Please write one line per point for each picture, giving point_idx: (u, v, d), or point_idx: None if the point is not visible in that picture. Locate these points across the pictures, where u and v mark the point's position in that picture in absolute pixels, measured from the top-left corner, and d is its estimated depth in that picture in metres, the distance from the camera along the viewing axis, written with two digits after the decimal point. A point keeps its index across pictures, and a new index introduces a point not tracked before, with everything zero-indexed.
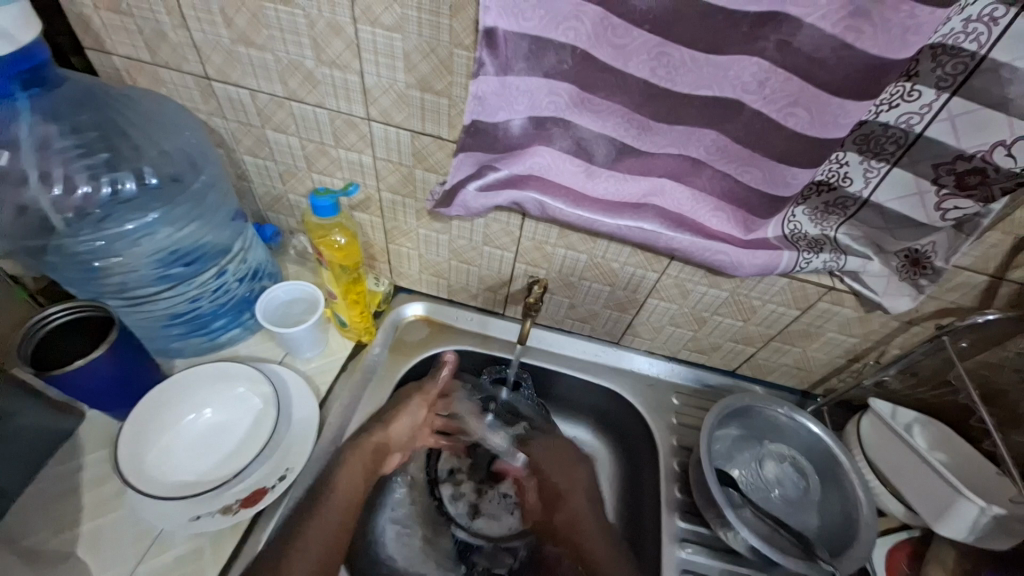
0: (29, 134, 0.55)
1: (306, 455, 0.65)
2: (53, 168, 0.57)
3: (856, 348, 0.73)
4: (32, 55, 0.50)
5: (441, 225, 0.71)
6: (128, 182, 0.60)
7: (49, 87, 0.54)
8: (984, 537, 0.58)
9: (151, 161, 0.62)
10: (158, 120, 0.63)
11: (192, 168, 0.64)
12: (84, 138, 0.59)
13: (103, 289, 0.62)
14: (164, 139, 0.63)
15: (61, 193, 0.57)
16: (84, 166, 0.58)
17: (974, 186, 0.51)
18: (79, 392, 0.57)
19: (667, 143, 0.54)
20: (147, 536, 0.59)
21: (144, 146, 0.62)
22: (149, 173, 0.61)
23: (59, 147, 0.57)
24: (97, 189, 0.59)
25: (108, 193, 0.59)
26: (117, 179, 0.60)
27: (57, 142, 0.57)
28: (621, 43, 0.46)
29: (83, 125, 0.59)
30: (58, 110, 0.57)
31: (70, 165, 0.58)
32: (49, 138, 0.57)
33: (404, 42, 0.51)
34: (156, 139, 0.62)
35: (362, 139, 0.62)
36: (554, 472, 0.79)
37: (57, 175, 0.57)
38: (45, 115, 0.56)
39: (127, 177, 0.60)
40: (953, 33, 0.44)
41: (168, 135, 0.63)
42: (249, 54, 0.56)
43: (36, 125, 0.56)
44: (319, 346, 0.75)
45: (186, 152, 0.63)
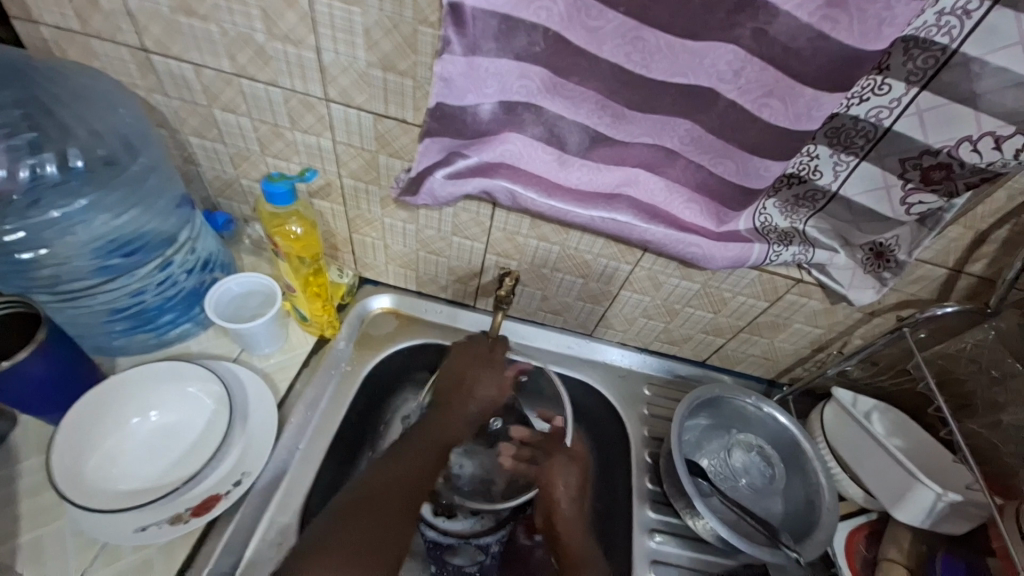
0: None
1: (263, 457, 0.61)
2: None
3: (821, 339, 0.75)
4: None
5: (408, 215, 0.68)
6: (51, 166, 0.54)
7: None
8: (938, 520, 0.61)
9: (77, 142, 0.56)
10: (91, 96, 0.57)
11: (128, 150, 0.58)
12: (6, 117, 0.53)
13: (32, 284, 0.57)
14: (95, 117, 0.57)
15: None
16: (3, 147, 0.52)
17: (939, 181, 0.52)
18: (10, 396, 0.53)
19: (641, 133, 0.53)
20: (92, 546, 0.55)
21: (72, 125, 0.56)
22: (75, 155, 0.56)
23: None
24: (14, 172, 0.53)
25: (28, 177, 0.53)
26: (39, 163, 0.54)
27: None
28: (595, 25, 0.44)
29: (3, 102, 0.53)
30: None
31: None
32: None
33: (364, 16, 0.47)
34: (86, 116, 0.56)
35: (320, 121, 0.57)
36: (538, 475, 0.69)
37: None
38: None
39: (48, 159, 0.54)
40: (925, 26, 0.44)
41: (101, 114, 0.57)
42: (191, 25, 0.51)
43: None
44: (278, 342, 0.71)
45: (121, 132, 0.58)
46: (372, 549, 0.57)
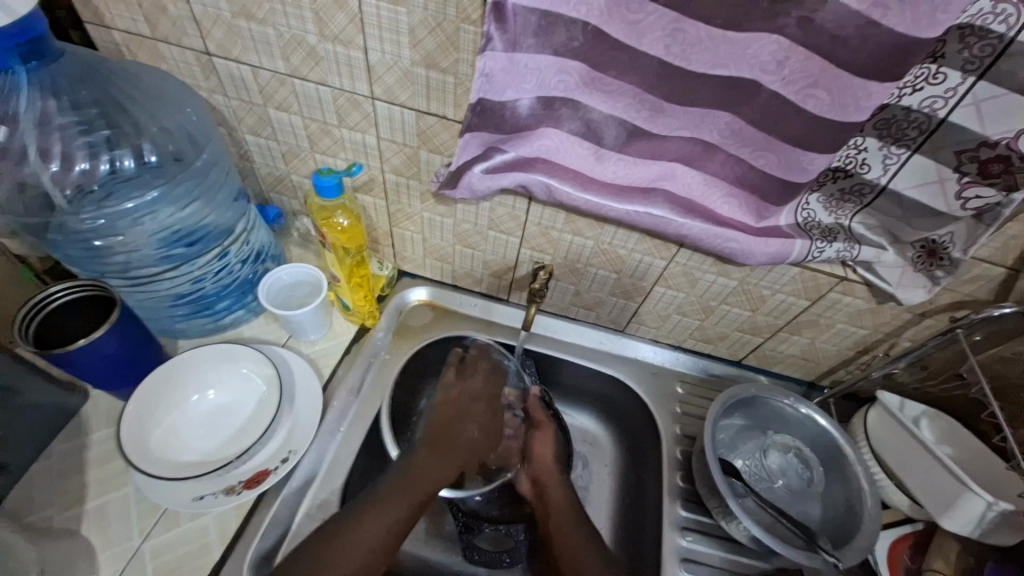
0: (28, 108, 0.54)
1: (309, 437, 0.64)
2: (53, 145, 0.56)
3: (866, 340, 0.72)
4: (31, 27, 0.49)
5: (446, 209, 0.70)
6: (127, 160, 0.60)
7: (48, 60, 0.52)
8: (988, 531, 0.57)
9: (150, 138, 0.61)
10: (158, 96, 0.61)
11: (193, 146, 0.63)
12: (84, 114, 0.58)
13: (106, 269, 0.62)
14: (164, 115, 0.61)
15: (59, 170, 0.57)
16: (85, 143, 0.58)
17: (998, 174, 0.49)
18: (85, 370, 0.57)
19: (680, 126, 0.53)
20: (155, 511, 0.60)
21: (144, 122, 0.61)
22: (148, 151, 0.61)
23: (60, 123, 0.56)
24: (95, 166, 0.59)
25: (107, 171, 0.59)
26: (115, 157, 0.59)
27: (57, 117, 0.56)
28: (634, 19, 0.45)
29: (83, 101, 0.58)
30: (59, 83, 0.55)
31: (69, 141, 0.57)
32: (48, 113, 0.56)
33: (409, 16, 0.49)
34: (156, 115, 0.61)
35: (366, 118, 0.60)
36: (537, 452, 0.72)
37: (57, 151, 0.57)
38: (45, 89, 0.54)
39: (125, 154, 0.60)
40: (981, 14, 0.42)
41: (169, 112, 0.61)
42: (250, 29, 0.55)
43: (34, 101, 0.54)
44: (323, 329, 0.75)
45: (187, 129, 0.62)
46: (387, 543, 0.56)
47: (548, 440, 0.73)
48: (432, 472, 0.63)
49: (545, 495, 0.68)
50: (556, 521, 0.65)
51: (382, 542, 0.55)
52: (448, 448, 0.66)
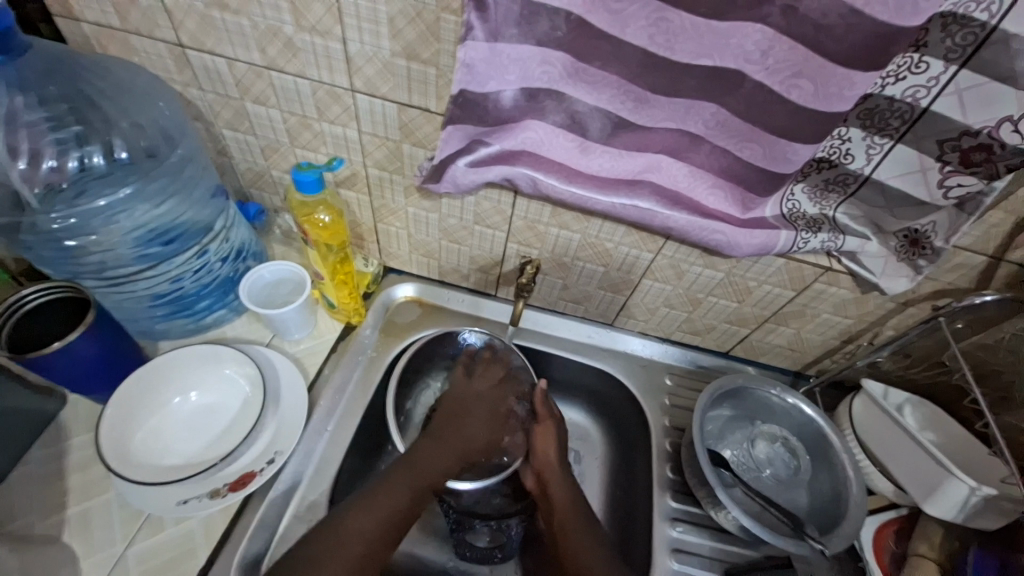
0: None
1: (295, 437, 0.63)
2: (22, 143, 0.55)
3: (851, 329, 0.73)
4: None
5: (431, 204, 0.69)
6: (97, 157, 0.58)
7: (15, 55, 0.50)
8: (971, 514, 0.59)
9: (121, 134, 0.59)
10: (130, 90, 0.59)
11: (168, 142, 0.61)
12: (53, 110, 0.56)
13: (80, 270, 0.60)
14: (138, 111, 0.59)
15: (28, 167, 0.55)
16: (54, 140, 0.56)
17: (979, 163, 0.50)
18: (61, 374, 0.55)
19: (665, 117, 0.52)
20: (137, 517, 0.58)
21: (115, 117, 0.59)
22: (119, 147, 0.59)
23: (28, 120, 0.54)
24: (64, 163, 0.57)
25: (76, 167, 0.58)
26: (85, 154, 0.58)
27: (26, 114, 0.54)
28: (618, 8, 0.44)
29: (51, 96, 0.56)
30: (25, 78, 0.53)
31: (38, 139, 0.55)
32: (17, 109, 0.54)
33: (388, 6, 0.48)
34: (128, 111, 0.59)
35: (346, 112, 0.59)
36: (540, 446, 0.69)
37: (25, 150, 0.55)
38: (11, 84, 0.52)
39: (95, 151, 0.58)
40: (963, 2, 0.42)
41: (142, 107, 0.60)
42: (224, 20, 0.53)
43: (2, 97, 0.52)
44: (307, 328, 0.73)
45: (162, 124, 0.60)
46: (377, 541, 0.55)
47: (550, 435, 0.70)
48: (429, 463, 0.62)
49: (550, 493, 0.66)
50: (561, 520, 0.63)
51: (374, 540, 0.54)
52: (442, 441, 0.65)
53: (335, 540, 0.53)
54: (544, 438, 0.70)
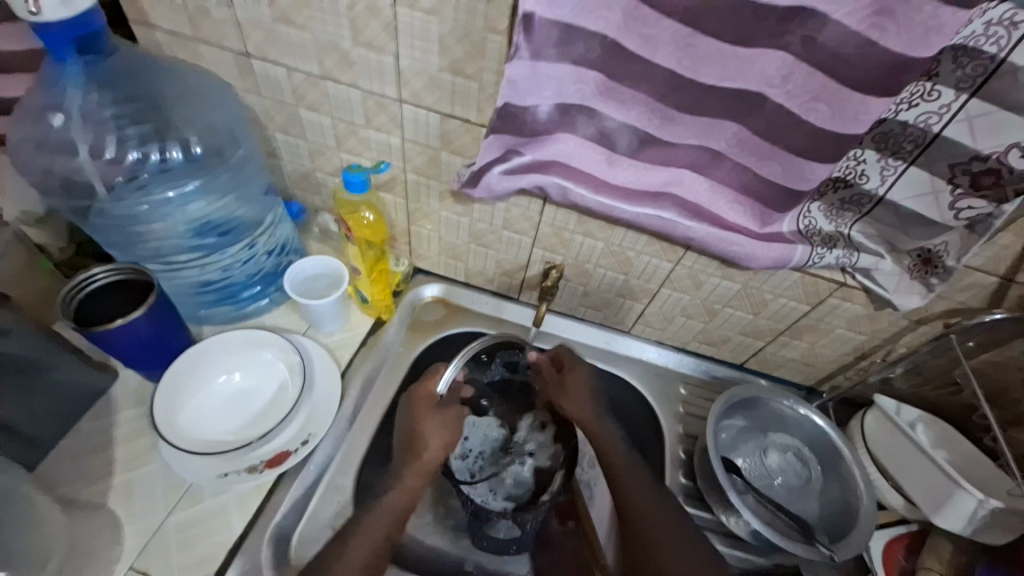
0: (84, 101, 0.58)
1: (326, 423, 0.66)
2: (106, 135, 0.60)
3: (864, 345, 0.75)
4: (88, 23, 0.52)
5: (463, 208, 0.73)
6: (175, 152, 0.63)
7: (103, 55, 0.56)
8: (980, 528, 0.60)
9: (196, 133, 0.64)
10: (198, 92, 0.64)
11: (232, 141, 0.66)
12: (136, 105, 0.61)
13: (142, 253, 0.65)
14: (208, 110, 0.64)
15: (112, 158, 0.61)
16: (135, 133, 0.62)
17: (989, 186, 0.53)
18: (121, 349, 0.60)
19: (689, 135, 0.56)
20: (178, 488, 0.61)
21: (191, 116, 0.64)
22: (194, 144, 0.64)
23: (113, 115, 0.60)
24: (145, 156, 0.62)
25: (156, 161, 0.63)
26: (164, 148, 0.63)
27: (111, 110, 0.60)
28: (649, 33, 0.48)
29: (135, 94, 0.61)
30: (109, 78, 0.59)
31: (120, 132, 0.61)
32: (104, 106, 0.60)
33: (439, 26, 0.53)
34: (201, 111, 0.64)
35: (392, 120, 0.64)
36: (571, 400, 0.72)
37: (109, 142, 0.60)
38: (100, 82, 0.58)
39: (174, 147, 0.63)
40: (974, 36, 0.45)
41: (211, 107, 0.65)
42: (288, 33, 0.58)
43: (91, 94, 0.58)
44: (341, 321, 0.77)
45: (229, 125, 0.66)
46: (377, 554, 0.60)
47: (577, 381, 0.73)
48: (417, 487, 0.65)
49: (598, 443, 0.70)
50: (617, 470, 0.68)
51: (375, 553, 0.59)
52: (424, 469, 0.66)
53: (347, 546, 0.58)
54: (566, 386, 0.73)
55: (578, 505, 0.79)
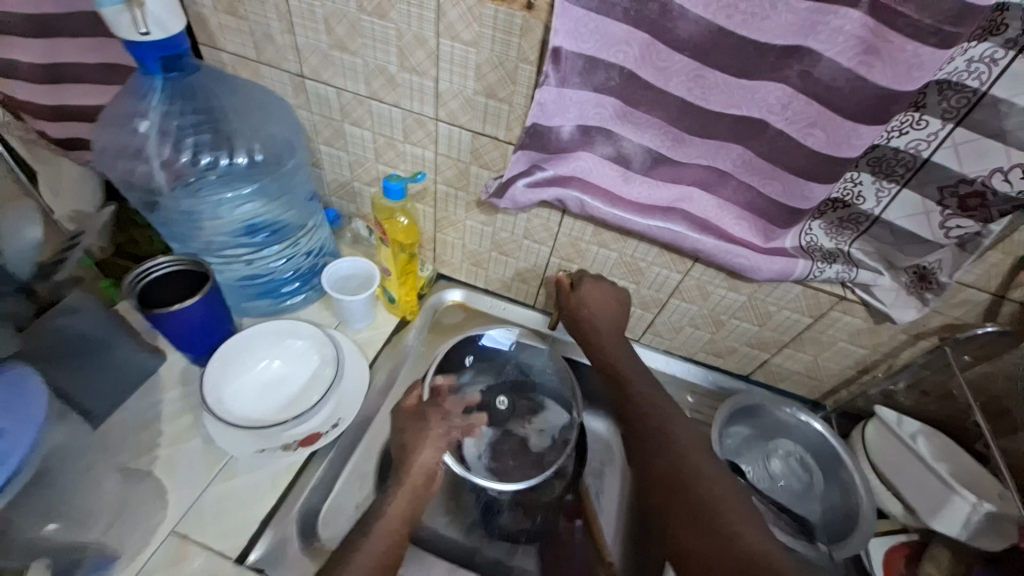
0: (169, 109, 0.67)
1: (354, 408, 0.71)
2: (186, 139, 0.70)
3: (865, 359, 0.78)
4: (177, 44, 0.59)
5: (487, 217, 0.79)
6: (241, 157, 0.72)
7: (185, 72, 0.64)
8: (974, 534, 0.62)
9: (259, 141, 0.72)
10: (264, 107, 0.72)
11: (289, 151, 0.74)
12: (210, 116, 0.70)
13: (200, 244, 0.73)
14: (271, 123, 0.73)
15: (189, 159, 0.70)
16: (209, 139, 0.71)
17: (975, 208, 0.57)
18: (174, 329, 0.65)
19: (698, 155, 0.62)
20: (217, 462, 0.65)
21: (256, 127, 0.72)
22: (257, 151, 0.72)
23: (191, 123, 0.69)
24: (217, 160, 0.71)
25: (225, 164, 0.72)
26: (232, 154, 0.72)
27: (189, 119, 0.69)
28: (663, 65, 0.54)
29: (211, 106, 0.70)
30: (189, 92, 0.67)
31: (197, 137, 0.70)
32: (183, 115, 0.68)
33: (477, 54, 0.60)
34: (264, 123, 0.72)
35: (428, 136, 0.71)
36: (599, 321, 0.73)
37: (188, 146, 0.70)
38: (183, 94, 0.67)
39: (240, 153, 0.72)
40: (957, 72, 0.51)
41: (273, 121, 0.73)
42: (342, 58, 0.65)
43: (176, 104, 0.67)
44: (369, 318, 0.83)
45: (287, 137, 0.74)
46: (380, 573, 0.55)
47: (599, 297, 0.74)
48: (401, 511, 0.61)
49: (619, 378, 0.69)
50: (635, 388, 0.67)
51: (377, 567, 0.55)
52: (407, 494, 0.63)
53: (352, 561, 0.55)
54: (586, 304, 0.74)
55: (586, 505, 0.81)
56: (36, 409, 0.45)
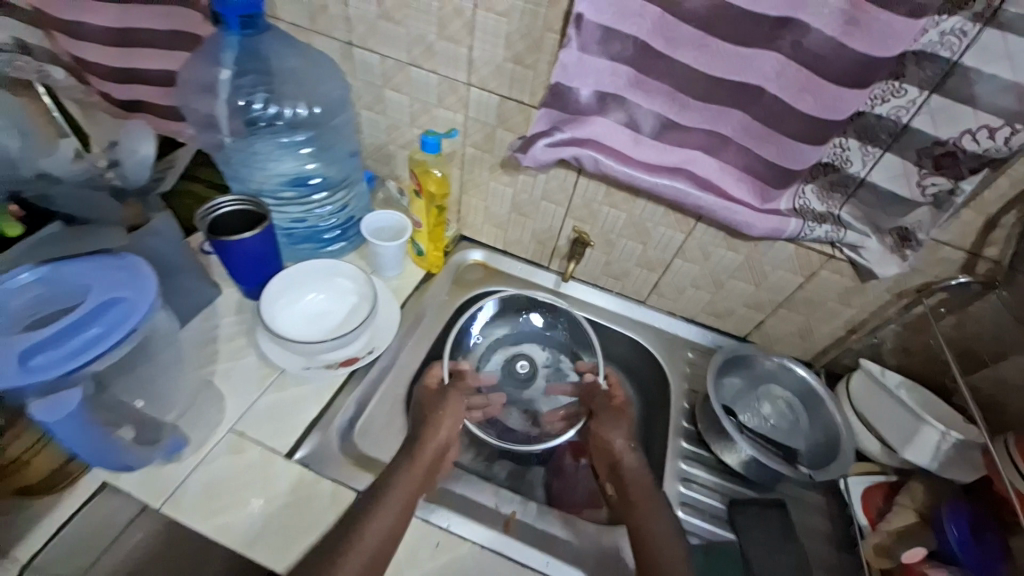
0: (242, 62, 0.77)
1: (387, 340, 0.81)
2: (255, 91, 0.80)
3: (854, 319, 0.84)
4: (252, 6, 0.67)
5: (509, 179, 0.87)
6: (300, 111, 0.81)
7: (258, 31, 0.71)
8: (944, 463, 0.70)
9: (317, 99, 0.81)
10: (320, 68, 0.80)
11: (340, 109, 0.83)
12: (276, 71, 0.79)
13: (258, 187, 0.84)
14: (328, 81, 0.81)
15: (258, 108, 0.81)
16: (274, 93, 0.80)
17: (948, 166, 0.64)
18: (234, 258, 0.74)
19: (702, 120, 0.69)
20: (270, 375, 0.75)
21: (314, 85, 0.81)
22: (314, 107, 0.82)
23: (261, 77, 0.79)
24: (280, 111, 0.81)
25: (287, 116, 0.82)
26: (293, 107, 0.81)
27: (259, 73, 0.79)
28: (671, 36, 0.62)
29: (278, 62, 0.79)
30: (258, 48, 0.76)
31: (264, 90, 0.80)
32: (255, 69, 0.78)
33: (508, 24, 0.68)
34: (321, 81, 0.81)
35: (460, 101, 0.79)
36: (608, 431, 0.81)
37: (257, 97, 0.80)
38: (255, 51, 0.76)
39: (300, 107, 0.81)
40: (931, 44, 0.57)
41: (329, 80, 0.81)
42: (388, 28, 0.74)
43: (249, 58, 0.77)
44: (399, 269, 0.92)
45: (338, 97, 0.82)
46: (382, 544, 0.60)
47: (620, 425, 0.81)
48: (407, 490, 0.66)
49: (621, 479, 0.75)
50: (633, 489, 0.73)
51: (390, 536, 0.61)
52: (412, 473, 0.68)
53: (360, 534, 0.60)
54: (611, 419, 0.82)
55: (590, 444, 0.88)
56: (152, 290, 0.52)
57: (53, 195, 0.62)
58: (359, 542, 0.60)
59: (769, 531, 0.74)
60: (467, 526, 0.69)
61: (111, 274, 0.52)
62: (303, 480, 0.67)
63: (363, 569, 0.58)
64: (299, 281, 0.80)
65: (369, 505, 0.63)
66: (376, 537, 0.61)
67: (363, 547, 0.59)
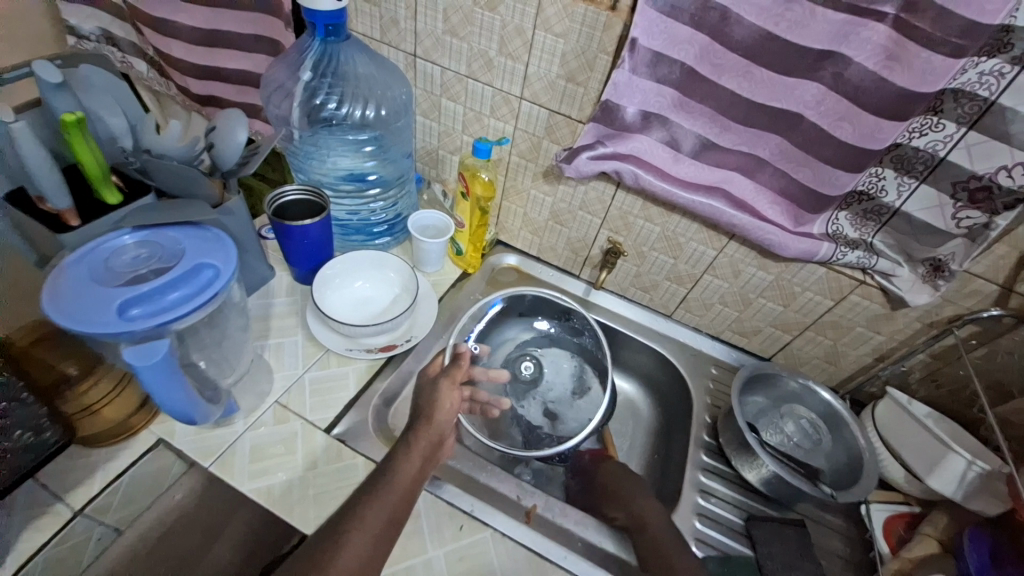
0: (323, 65, 0.84)
1: (426, 330, 0.86)
2: (330, 92, 0.87)
3: (882, 347, 0.85)
4: (337, 16, 0.74)
5: (550, 188, 0.92)
6: (367, 113, 0.89)
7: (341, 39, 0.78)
8: (969, 493, 0.70)
9: (384, 103, 0.89)
10: (390, 75, 0.88)
11: (403, 115, 0.90)
12: (350, 74, 0.86)
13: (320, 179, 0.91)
14: (396, 88, 0.88)
15: (330, 108, 0.88)
16: (346, 94, 0.87)
17: (983, 200, 0.66)
18: (295, 243, 0.80)
19: (741, 142, 0.73)
20: (316, 354, 0.81)
21: (384, 89, 0.88)
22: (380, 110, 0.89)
23: (336, 80, 0.86)
24: (349, 112, 0.89)
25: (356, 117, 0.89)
26: (362, 109, 0.89)
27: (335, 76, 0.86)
28: (718, 63, 0.67)
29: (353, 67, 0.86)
30: (338, 54, 0.83)
31: (337, 91, 0.87)
32: (332, 72, 0.85)
33: (565, 45, 0.73)
34: (390, 87, 0.88)
35: (511, 112, 0.84)
36: None
37: (331, 98, 0.87)
38: (336, 56, 0.83)
39: (368, 110, 0.89)
40: (970, 82, 0.60)
41: (398, 86, 0.88)
42: (452, 42, 0.80)
43: (329, 62, 0.84)
44: (439, 265, 0.97)
45: (404, 103, 0.89)
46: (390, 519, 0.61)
47: None
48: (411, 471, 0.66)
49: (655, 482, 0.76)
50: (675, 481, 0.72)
51: (397, 508, 0.62)
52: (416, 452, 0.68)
53: (371, 504, 0.61)
54: None
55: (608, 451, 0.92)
56: (234, 258, 0.60)
57: (149, 168, 0.69)
58: (366, 513, 0.60)
59: (785, 544, 0.74)
60: (489, 512, 0.72)
61: (199, 244, 0.60)
62: (340, 453, 0.71)
63: (386, 525, 0.60)
64: (348, 268, 0.87)
65: (379, 478, 0.64)
66: (385, 510, 0.61)
67: (378, 512, 0.61)
